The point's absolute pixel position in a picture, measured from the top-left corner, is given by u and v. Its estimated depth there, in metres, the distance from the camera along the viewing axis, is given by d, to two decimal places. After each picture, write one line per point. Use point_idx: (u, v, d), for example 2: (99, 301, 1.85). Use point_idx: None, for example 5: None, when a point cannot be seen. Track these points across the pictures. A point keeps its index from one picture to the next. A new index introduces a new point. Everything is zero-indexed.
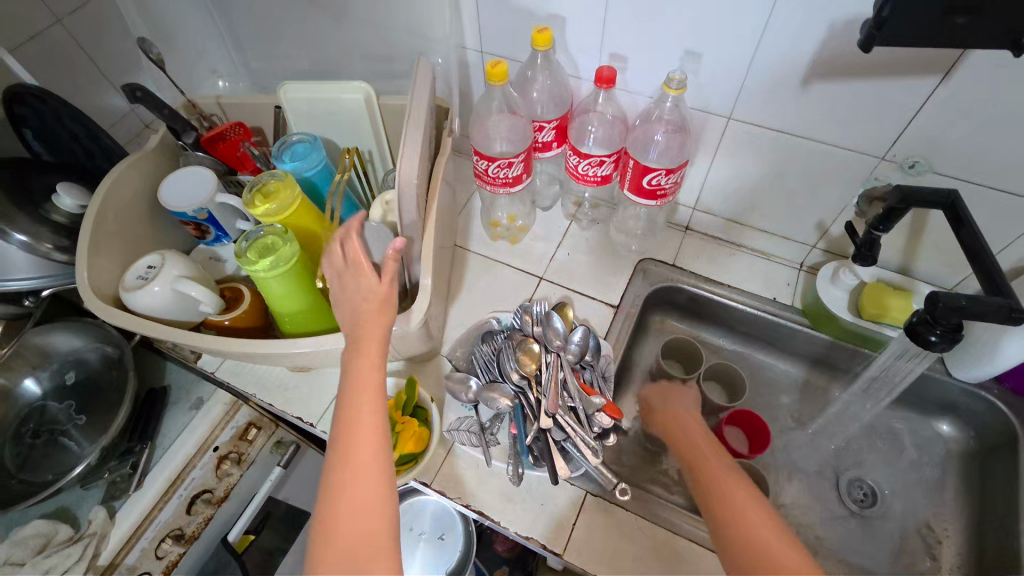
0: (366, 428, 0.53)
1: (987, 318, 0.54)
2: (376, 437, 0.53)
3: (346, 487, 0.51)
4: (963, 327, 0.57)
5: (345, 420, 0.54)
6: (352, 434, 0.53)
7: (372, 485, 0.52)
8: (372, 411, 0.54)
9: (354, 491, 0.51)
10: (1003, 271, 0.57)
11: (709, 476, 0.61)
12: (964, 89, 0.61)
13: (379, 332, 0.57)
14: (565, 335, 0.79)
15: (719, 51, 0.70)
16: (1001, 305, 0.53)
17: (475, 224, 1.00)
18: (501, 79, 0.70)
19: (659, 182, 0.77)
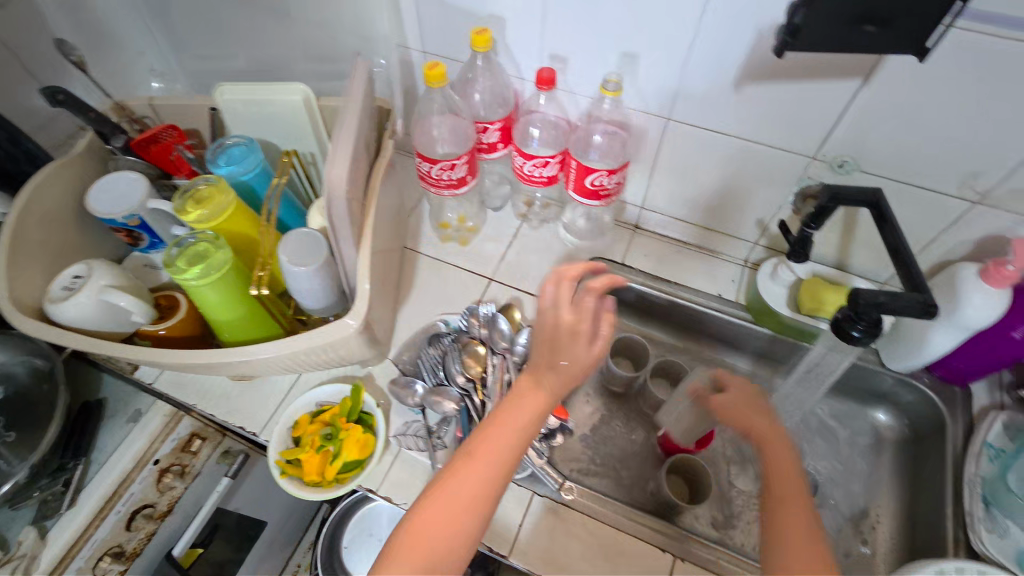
0: (490, 452, 0.57)
1: (907, 313, 0.56)
2: (498, 467, 0.57)
3: (445, 491, 0.55)
4: (883, 322, 0.59)
5: (479, 436, 0.58)
6: (480, 451, 0.57)
7: (466, 503, 0.55)
8: (510, 444, 0.58)
9: (447, 495, 0.55)
10: (921, 267, 0.60)
11: (778, 471, 0.62)
12: (884, 93, 0.63)
13: (548, 389, 0.61)
14: (512, 336, 0.79)
15: (656, 53, 0.70)
16: (918, 300, 0.55)
17: (424, 225, 0.99)
18: (440, 82, 0.70)
19: (601, 182, 0.79)
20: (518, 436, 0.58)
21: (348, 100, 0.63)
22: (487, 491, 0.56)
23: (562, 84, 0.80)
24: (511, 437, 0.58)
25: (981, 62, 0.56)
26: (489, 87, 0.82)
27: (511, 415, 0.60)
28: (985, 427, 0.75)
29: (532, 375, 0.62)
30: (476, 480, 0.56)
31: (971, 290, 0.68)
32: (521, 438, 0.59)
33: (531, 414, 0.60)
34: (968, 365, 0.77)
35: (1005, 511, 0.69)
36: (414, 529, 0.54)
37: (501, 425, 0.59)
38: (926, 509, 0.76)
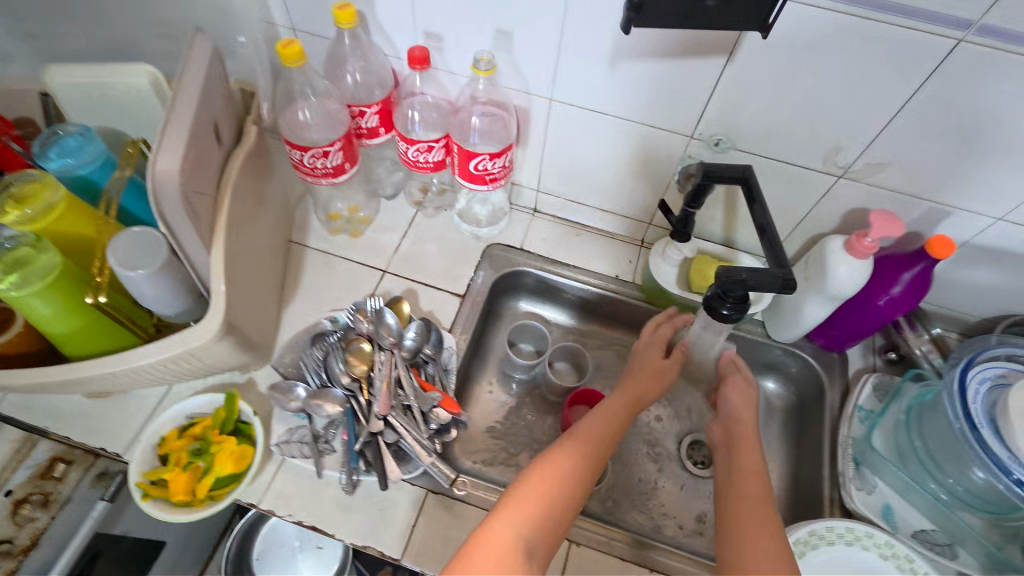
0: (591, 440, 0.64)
1: (768, 288, 0.57)
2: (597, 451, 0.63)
3: (557, 462, 0.60)
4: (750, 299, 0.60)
5: (583, 428, 0.65)
6: (583, 438, 0.64)
7: (571, 476, 0.59)
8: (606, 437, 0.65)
9: (557, 467, 0.60)
10: (784, 244, 0.61)
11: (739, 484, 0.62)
12: (747, 69, 0.64)
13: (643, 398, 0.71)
14: (400, 331, 0.76)
15: (528, 32, 0.68)
16: (779, 277, 0.57)
17: (311, 217, 0.92)
18: (298, 60, 0.63)
19: (486, 166, 0.76)
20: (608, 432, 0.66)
21: (182, 84, 0.56)
22: (587, 469, 0.61)
23: (441, 63, 0.76)
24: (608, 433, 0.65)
25: (827, 38, 0.58)
26: (364, 67, 0.76)
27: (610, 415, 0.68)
28: (858, 390, 0.80)
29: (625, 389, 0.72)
30: (581, 459, 0.61)
31: (837, 262, 0.71)
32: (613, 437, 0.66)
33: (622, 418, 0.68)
34: (843, 332, 0.81)
35: (872, 469, 0.73)
36: (530, 488, 0.57)
37: (598, 424, 0.66)
38: (808, 472, 0.79)
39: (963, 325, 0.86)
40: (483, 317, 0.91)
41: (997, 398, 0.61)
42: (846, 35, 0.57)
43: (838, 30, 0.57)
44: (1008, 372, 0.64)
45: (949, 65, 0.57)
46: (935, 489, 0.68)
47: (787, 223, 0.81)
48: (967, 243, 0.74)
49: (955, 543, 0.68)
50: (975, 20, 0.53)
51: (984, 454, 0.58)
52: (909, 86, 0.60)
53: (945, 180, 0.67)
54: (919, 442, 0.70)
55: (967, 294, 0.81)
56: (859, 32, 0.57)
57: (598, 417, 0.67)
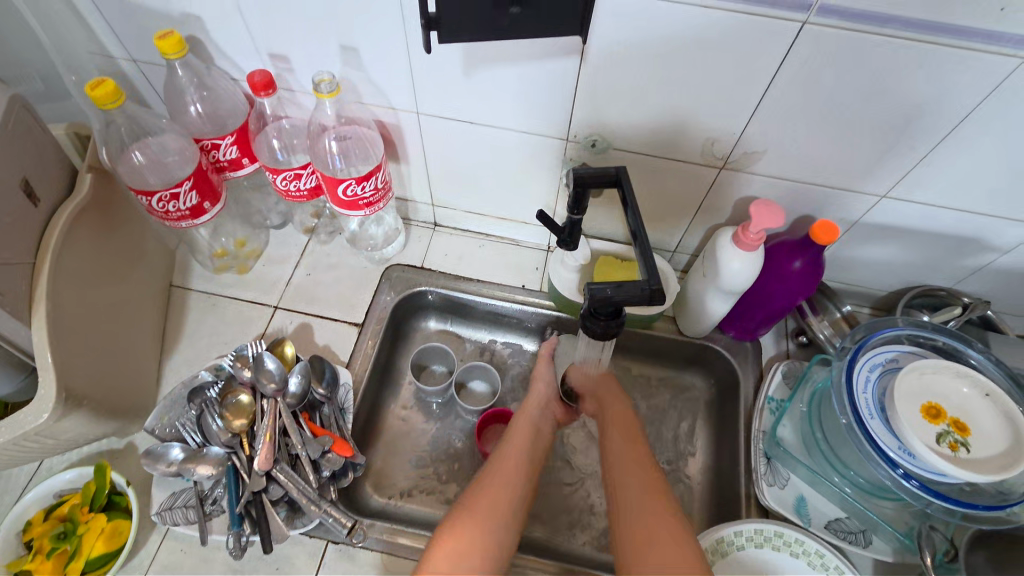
0: (510, 470, 0.64)
1: (634, 301, 0.54)
2: (516, 481, 0.63)
3: (475, 503, 0.59)
4: (622, 312, 0.57)
5: (501, 460, 0.65)
6: (503, 469, 0.64)
7: (501, 506, 0.60)
8: (521, 465, 0.65)
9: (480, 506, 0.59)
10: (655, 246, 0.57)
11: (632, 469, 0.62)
12: (602, 70, 0.60)
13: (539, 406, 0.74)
14: (283, 376, 0.71)
15: (374, 48, 0.64)
16: (642, 288, 0.54)
17: (193, 260, 0.87)
18: (114, 101, 0.57)
19: (356, 191, 0.71)
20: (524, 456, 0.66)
21: None
22: (514, 498, 0.61)
23: (295, 85, 0.71)
24: (523, 457, 0.66)
25: (672, 31, 0.55)
26: (209, 97, 0.70)
27: (518, 443, 0.68)
28: (768, 380, 0.78)
29: (523, 410, 0.73)
30: (503, 492, 0.61)
31: (729, 256, 0.68)
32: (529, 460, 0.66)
33: (530, 441, 0.69)
34: (750, 321, 0.79)
35: (783, 462, 0.72)
36: (455, 525, 0.56)
37: (512, 452, 0.66)
38: (728, 468, 0.77)
39: (872, 299, 0.86)
40: (389, 342, 0.86)
41: (886, 384, 0.60)
42: (694, 27, 0.54)
43: (682, 21, 0.53)
44: (899, 355, 0.63)
45: (800, 49, 0.54)
46: (839, 483, 0.67)
47: (681, 217, 0.78)
48: (858, 222, 0.72)
49: (868, 529, 0.67)
50: (814, 2, 0.50)
51: (870, 446, 0.56)
52: (765, 72, 0.57)
53: (822, 163, 0.65)
54: (821, 434, 0.68)
55: (869, 270, 0.80)
56: (704, 22, 0.53)
57: (510, 448, 0.67)
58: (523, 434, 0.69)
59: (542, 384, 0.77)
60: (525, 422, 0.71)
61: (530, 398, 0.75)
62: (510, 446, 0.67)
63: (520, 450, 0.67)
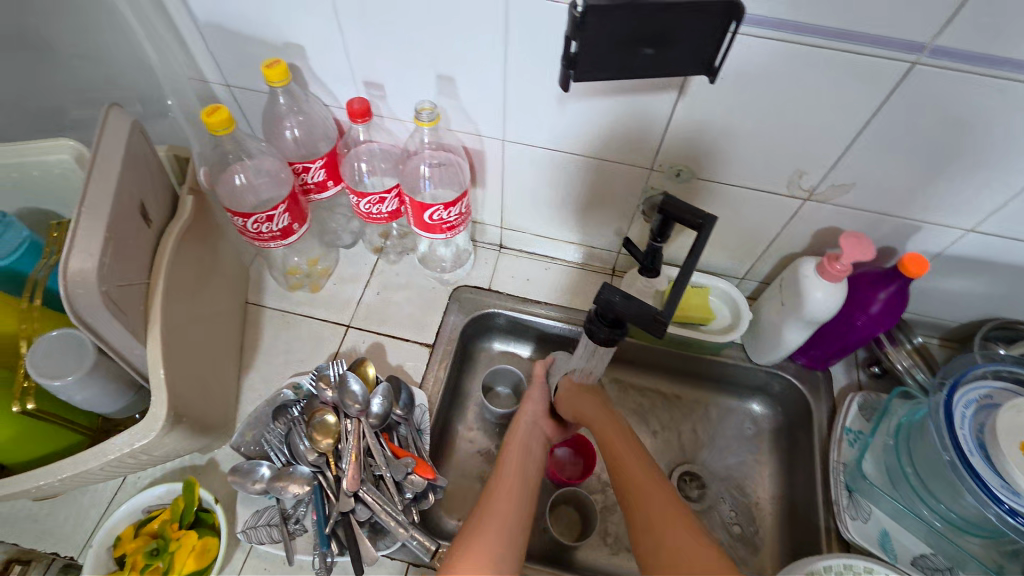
0: (504, 501, 0.64)
1: (639, 321, 0.55)
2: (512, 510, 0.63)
3: (474, 539, 0.58)
4: (625, 326, 0.58)
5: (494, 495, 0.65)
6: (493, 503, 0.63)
7: (499, 536, 0.59)
8: (519, 493, 0.65)
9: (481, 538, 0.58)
10: (689, 285, 0.57)
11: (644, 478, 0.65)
12: (698, 103, 0.62)
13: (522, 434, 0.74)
14: (366, 397, 0.72)
15: (472, 79, 0.65)
16: (648, 311, 0.54)
17: (267, 275, 0.89)
18: (226, 127, 0.60)
19: (442, 216, 0.73)
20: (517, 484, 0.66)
21: (97, 164, 0.52)
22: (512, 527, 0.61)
23: (386, 111, 0.73)
24: (519, 481, 0.67)
25: (775, 67, 0.56)
26: (303, 121, 0.73)
27: (507, 474, 0.68)
28: (844, 411, 0.77)
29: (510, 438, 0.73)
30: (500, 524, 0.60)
31: (812, 286, 0.69)
32: (524, 485, 0.66)
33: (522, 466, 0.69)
34: (823, 350, 0.79)
35: (866, 495, 0.71)
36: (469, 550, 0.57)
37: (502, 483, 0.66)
38: (804, 500, 0.76)
39: (944, 330, 0.85)
40: (457, 362, 0.87)
41: (984, 420, 0.59)
42: (800, 62, 0.55)
43: (786, 60, 0.55)
44: (994, 390, 0.62)
45: (906, 87, 0.55)
46: (927, 516, 0.66)
47: (756, 246, 0.79)
48: (940, 254, 0.72)
49: (956, 566, 0.66)
50: (927, 43, 0.51)
51: (975, 482, 0.56)
52: (865, 109, 0.58)
53: (909, 198, 0.66)
54: (910, 468, 0.68)
55: (944, 303, 0.80)
56: (814, 60, 0.54)
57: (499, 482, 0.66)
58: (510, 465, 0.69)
59: (530, 402, 0.77)
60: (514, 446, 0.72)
61: (517, 423, 0.75)
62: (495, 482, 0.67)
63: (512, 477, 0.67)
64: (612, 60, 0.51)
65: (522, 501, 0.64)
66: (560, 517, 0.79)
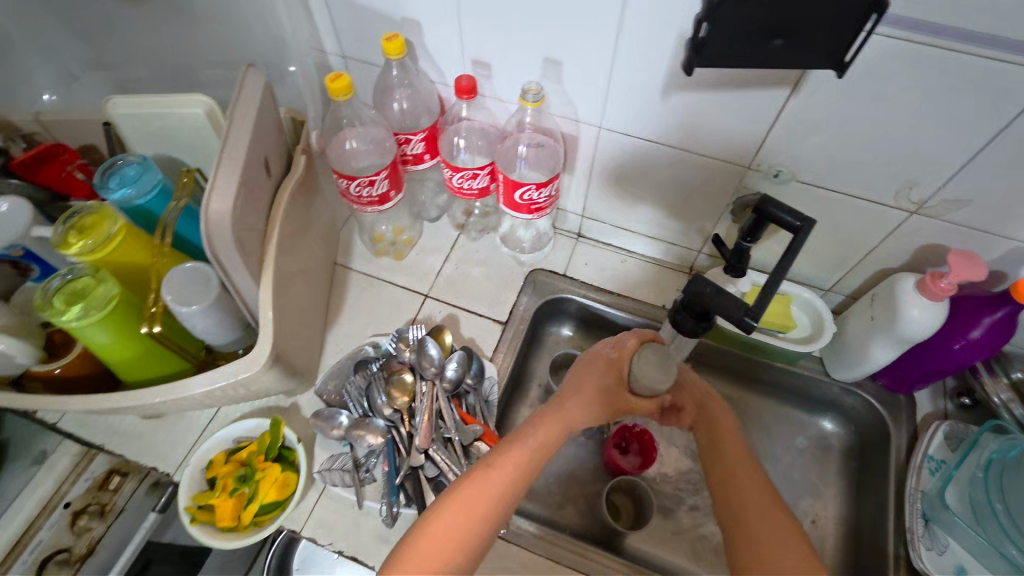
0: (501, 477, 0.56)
1: (726, 315, 0.55)
2: (499, 493, 0.55)
3: (446, 519, 0.53)
4: (711, 316, 0.59)
5: (493, 467, 0.57)
6: (484, 481, 0.56)
7: (466, 523, 0.53)
8: (517, 474, 0.57)
9: (464, 508, 0.54)
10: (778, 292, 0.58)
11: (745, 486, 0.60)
12: (811, 103, 0.60)
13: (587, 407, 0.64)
14: (441, 361, 0.75)
15: (579, 64, 0.66)
16: (738, 306, 0.54)
17: (355, 239, 0.94)
18: (346, 94, 0.64)
19: (532, 196, 0.74)
20: (519, 470, 0.57)
21: (235, 117, 0.57)
22: (492, 514, 0.55)
23: (489, 91, 0.75)
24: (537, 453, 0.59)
25: (899, 72, 0.54)
26: (411, 94, 0.77)
27: (522, 446, 0.59)
28: (927, 438, 0.74)
29: (550, 413, 0.63)
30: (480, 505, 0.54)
31: (909, 302, 0.67)
32: (529, 470, 0.58)
33: (544, 454, 0.60)
34: (910, 373, 0.75)
35: (944, 527, 0.68)
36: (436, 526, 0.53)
37: (502, 464, 0.57)
38: (872, 524, 0.74)
39: None
40: (526, 344, 0.89)
41: None
42: (928, 70, 0.53)
43: (915, 63, 0.53)
44: None
45: None
46: (1013, 556, 0.62)
47: (849, 257, 0.76)
48: None
49: None
50: None
51: None
52: (996, 122, 0.55)
53: None
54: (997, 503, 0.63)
55: None
56: (945, 66, 0.52)
57: (500, 461, 0.57)
58: (530, 447, 0.59)
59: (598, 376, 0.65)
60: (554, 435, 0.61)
61: (572, 392, 0.65)
62: (501, 462, 0.57)
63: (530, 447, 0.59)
64: (743, 51, 0.51)
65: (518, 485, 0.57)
66: (616, 505, 0.79)
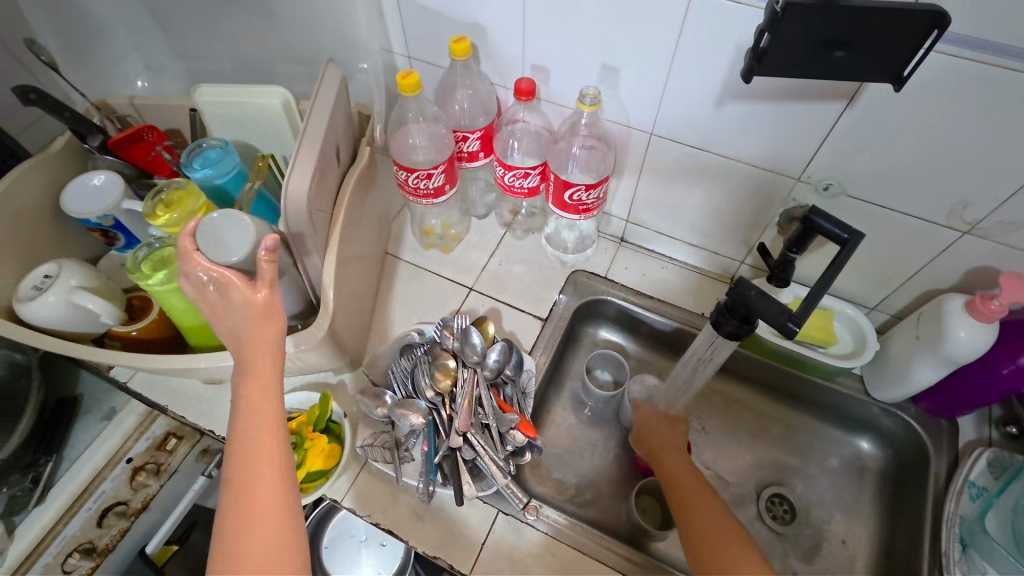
0: (274, 449, 0.50)
1: (769, 319, 0.56)
2: (282, 462, 0.50)
3: (247, 518, 0.47)
4: (754, 319, 0.60)
5: (249, 448, 0.50)
6: (262, 462, 0.49)
7: (274, 504, 0.48)
8: (261, 447, 0.50)
9: (260, 494, 0.48)
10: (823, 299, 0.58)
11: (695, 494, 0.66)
12: (866, 117, 0.61)
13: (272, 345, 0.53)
14: (484, 351, 0.78)
15: (635, 70, 0.69)
16: (782, 311, 0.55)
17: (407, 231, 0.98)
18: (413, 90, 0.68)
19: (580, 197, 0.77)
20: (244, 439, 0.50)
21: (316, 107, 0.62)
22: (287, 489, 0.50)
23: (546, 95, 0.79)
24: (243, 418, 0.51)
25: (959, 90, 0.55)
26: (471, 95, 0.81)
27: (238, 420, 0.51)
28: (969, 464, 0.72)
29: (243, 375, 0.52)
30: (274, 482, 0.49)
31: (957, 322, 0.66)
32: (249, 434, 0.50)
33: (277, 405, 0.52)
34: (953, 398, 0.74)
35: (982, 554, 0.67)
36: (242, 531, 0.47)
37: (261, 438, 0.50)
38: (906, 547, 0.73)
39: None
40: (564, 342, 0.91)
41: None
42: (990, 89, 0.53)
43: (975, 81, 0.53)
44: None
45: None
46: None
47: (897, 275, 0.76)
48: None
49: None
50: None
51: None
52: None
53: None
54: None
55: None
56: (1004, 88, 0.53)
57: (248, 442, 0.50)
58: (253, 408, 0.51)
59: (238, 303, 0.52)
60: (257, 399, 0.51)
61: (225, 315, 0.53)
62: (251, 440, 0.50)
63: (249, 413, 0.51)
64: (801, 60, 0.53)
65: (281, 458, 0.50)
66: (645, 507, 0.80)
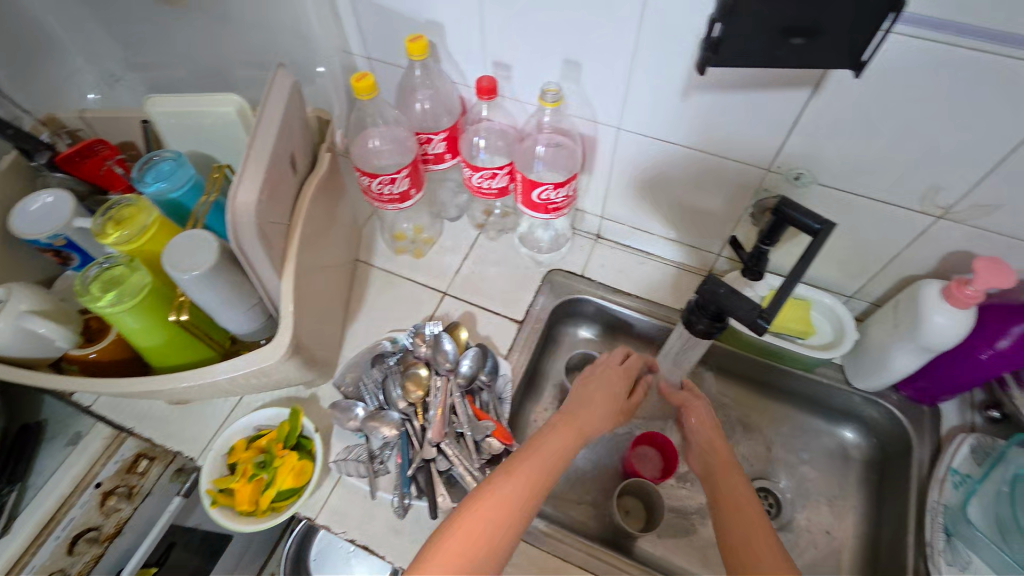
0: (533, 476, 0.57)
1: (739, 315, 0.55)
2: (531, 487, 0.57)
3: (475, 509, 0.54)
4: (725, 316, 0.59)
5: (514, 466, 0.58)
6: (511, 478, 0.57)
7: (500, 517, 0.54)
8: (531, 478, 0.57)
9: (489, 503, 0.55)
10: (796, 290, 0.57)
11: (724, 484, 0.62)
12: (832, 103, 0.59)
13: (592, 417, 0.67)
14: (456, 357, 0.77)
15: (598, 63, 0.67)
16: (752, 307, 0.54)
17: (378, 236, 0.96)
18: (369, 93, 0.66)
19: (549, 196, 0.75)
20: (528, 474, 0.58)
21: (263, 114, 0.60)
22: (520, 510, 0.55)
23: (509, 92, 0.76)
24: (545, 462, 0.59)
25: (922, 73, 0.53)
26: (432, 95, 0.79)
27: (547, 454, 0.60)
28: (952, 451, 0.71)
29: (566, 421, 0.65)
30: (510, 501, 0.55)
31: (932, 309, 0.65)
32: (548, 470, 0.59)
33: (564, 458, 0.61)
34: (933, 384, 0.74)
35: (967, 542, 0.66)
36: (462, 523, 0.53)
37: (517, 471, 0.58)
38: (891, 538, 0.72)
39: None
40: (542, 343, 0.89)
41: None
42: (953, 70, 0.52)
43: (939, 63, 0.52)
44: None
45: None
46: None
47: (872, 261, 0.75)
48: None
49: None
50: None
51: None
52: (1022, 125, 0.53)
53: None
54: None
55: None
56: (967, 69, 0.51)
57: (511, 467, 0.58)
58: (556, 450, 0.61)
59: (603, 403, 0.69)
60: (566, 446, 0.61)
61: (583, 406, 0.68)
62: (530, 466, 0.58)
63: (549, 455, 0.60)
64: (760, 48, 0.51)
65: (533, 491, 0.57)
66: (627, 507, 0.79)
